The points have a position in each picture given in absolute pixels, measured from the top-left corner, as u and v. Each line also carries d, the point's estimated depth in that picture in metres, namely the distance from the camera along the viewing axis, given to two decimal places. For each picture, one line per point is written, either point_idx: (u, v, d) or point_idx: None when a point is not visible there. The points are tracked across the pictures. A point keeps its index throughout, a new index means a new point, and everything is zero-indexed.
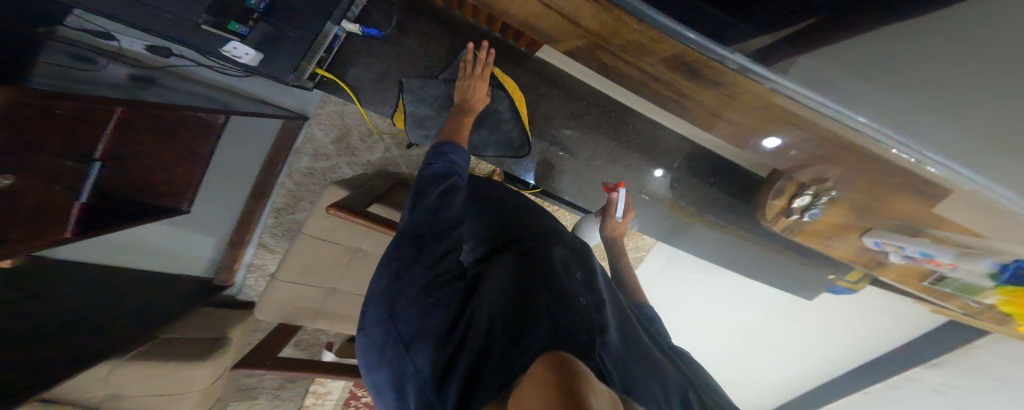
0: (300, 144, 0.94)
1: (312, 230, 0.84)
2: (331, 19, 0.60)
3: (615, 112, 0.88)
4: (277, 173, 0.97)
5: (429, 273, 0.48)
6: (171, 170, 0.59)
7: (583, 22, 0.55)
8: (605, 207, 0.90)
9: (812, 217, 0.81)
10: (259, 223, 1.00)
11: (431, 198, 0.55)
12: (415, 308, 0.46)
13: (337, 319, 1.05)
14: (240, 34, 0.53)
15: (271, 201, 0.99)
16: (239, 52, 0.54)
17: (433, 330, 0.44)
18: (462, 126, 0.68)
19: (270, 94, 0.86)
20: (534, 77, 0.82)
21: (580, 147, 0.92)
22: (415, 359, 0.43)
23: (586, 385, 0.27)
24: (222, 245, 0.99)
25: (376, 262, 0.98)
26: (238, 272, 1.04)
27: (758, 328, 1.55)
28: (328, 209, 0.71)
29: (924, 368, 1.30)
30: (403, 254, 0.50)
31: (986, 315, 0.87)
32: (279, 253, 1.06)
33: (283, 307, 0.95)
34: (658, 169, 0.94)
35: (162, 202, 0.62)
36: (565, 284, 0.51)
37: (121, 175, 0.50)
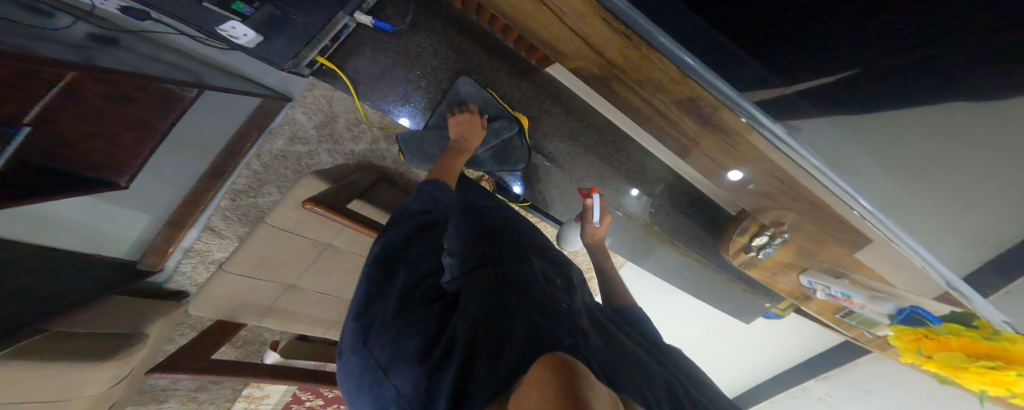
0: (277, 125, 0.85)
1: (278, 221, 0.75)
2: (345, 10, 0.55)
3: (611, 136, 0.93)
4: (244, 152, 0.86)
5: (405, 296, 0.46)
6: (115, 140, 0.50)
7: (606, 52, 0.57)
8: (582, 213, 0.92)
9: (767, 255, 0.89)
10: (211, 204, 0.88)
11: (410, 226, 0.54)
12: (390, 333, 0.42)
13: (291, 318, 0.96)
14: (241, 14, 0.43)
15: (230, 182, 0.88)
16: (237, 33, 0.45)
17: (414, 349, 0.40)
18: (452, 167, 0.67)
19: (252, 70, 0.78)
20: (538, 92, 0.84)
21: (573, 164, 0.94)
22: (395, 382, 0.38)
23: (587, 385, 0.27)
24: (157, 225, 0.85)
25: (345, 260, 0.91)
26: (171, 256, 0.91)
27: (701, 342, 1.71)
28: (304, 203, 0.66)
29: (817, 380, 1.51)
30: (376, 279, 0.48)
31: (874, 343, 1.03)
32: (230, 240, 0.96)
33: (233, 304, 0.84)
34: (632, 189, 0.99)
35: (94, 175, 0.51)
36: (547, 291, 0.51)
37: (51, 143, 0.41)
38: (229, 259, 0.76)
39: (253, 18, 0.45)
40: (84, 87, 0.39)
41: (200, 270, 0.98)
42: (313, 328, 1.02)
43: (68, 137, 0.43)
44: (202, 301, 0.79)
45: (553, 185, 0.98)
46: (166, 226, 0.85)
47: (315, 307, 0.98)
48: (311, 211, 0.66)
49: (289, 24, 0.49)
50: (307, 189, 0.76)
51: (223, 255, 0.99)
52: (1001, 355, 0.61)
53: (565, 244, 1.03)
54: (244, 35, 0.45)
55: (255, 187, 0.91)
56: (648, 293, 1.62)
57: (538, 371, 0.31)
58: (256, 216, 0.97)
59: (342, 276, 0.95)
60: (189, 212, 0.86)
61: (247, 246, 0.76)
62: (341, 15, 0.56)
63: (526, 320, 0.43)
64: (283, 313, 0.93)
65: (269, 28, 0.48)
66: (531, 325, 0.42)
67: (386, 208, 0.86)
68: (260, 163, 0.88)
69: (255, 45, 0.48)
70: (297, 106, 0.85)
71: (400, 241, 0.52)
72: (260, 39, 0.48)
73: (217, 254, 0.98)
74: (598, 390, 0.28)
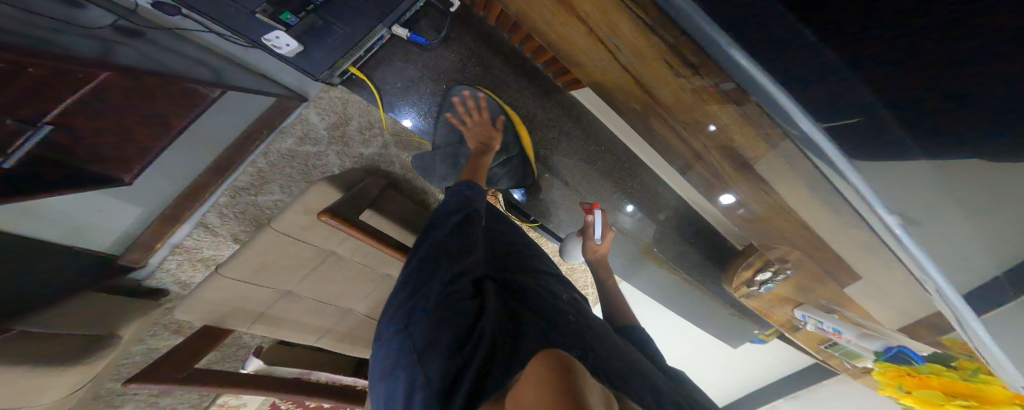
0: (289, 124, 0.84)
1: (284, 226, 0.73)
2: (384, 22, 0.59)
3: (626, 164, 0.96)
4: (251, 149, 0.82)
5: (444, 291, 0.49)
6: (136, 134, 0.51)
7: (659, 92, 0.59)
8: (584, 229, 0.92)
9: (767, 289, 0.90)
10: (209, 200, 0.83)
11: (448, 226, 0.59)
12: (430, 320, 0.46)
13: (281, 324, 0.92)
14: (287, 24, 0.47)
15: (232, 179, 0.83)
16: (280, 43, 0.47)
17: (446, 341, 0.43)
18: (485, 166, 0.72)
19: (271, 68, 0.78)
20: (562, 112, 0.89)
21: (585, 187, 0.96)
22: (426, 367, 0.41)
23: (579, 383, 0.30)
24: (149, 218, 0.79)
25: (345, 268, 0.89)
26: (158, 252, 0.85)
27: (684, 361, 1.75)
28: (319, 214, 0.66)
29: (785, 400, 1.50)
30: (413, 278, 0.52)
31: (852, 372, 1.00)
32: (222, 237, 0.92)
33: (223, 308, 0.79)
34: (628, 205, 0.99)
35: (108, 172, 0.50)
36: (565, 315, 0.55)
37: (69, 137, 0.42)
38: (225, 264, 0.73)
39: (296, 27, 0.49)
40: (104, 87, 0.41)
41: (186, 267, 0.92)
42: (304, 336, 0.97)
43: (84, 132, 0.43)
44: (187, 305, 0.74)
45: (559, 205, 0.97)
46: (155, 221, 0.79)
47: (308, 315, 0.94)
48: (326, 222, 0.66)
49: (328, 34, 0.53)
50: (317, 197, 0.74)
51: (214, 253, 0.94)
52: (974, 396, 0.53)
53: (565, 257, 1.01)
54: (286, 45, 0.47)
55: (258, 184, 0.87)
56: (641, 311, 1.66)
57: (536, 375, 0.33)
58: (255, 216, 0.92)
59: (339, 284, 0.91)
60: (184, 207, 0.80)
61: (248, 249, 0.73)
62: (380, 26, 0.60)
63: (540, 334, 0.47)
64: (274, 319, 0.89)
65: (305, 37, 0.50)
66: (545, 340, 0.45)
67: (397, 219, 0.85)
68: (266, 161, 0.85)
69: (294, 55, 0.50)
70: (312, 107, 0.85)
71: (446, 236, 0.57)
72: (299, 49, 0.49)
73: (207, 252, 0.93)
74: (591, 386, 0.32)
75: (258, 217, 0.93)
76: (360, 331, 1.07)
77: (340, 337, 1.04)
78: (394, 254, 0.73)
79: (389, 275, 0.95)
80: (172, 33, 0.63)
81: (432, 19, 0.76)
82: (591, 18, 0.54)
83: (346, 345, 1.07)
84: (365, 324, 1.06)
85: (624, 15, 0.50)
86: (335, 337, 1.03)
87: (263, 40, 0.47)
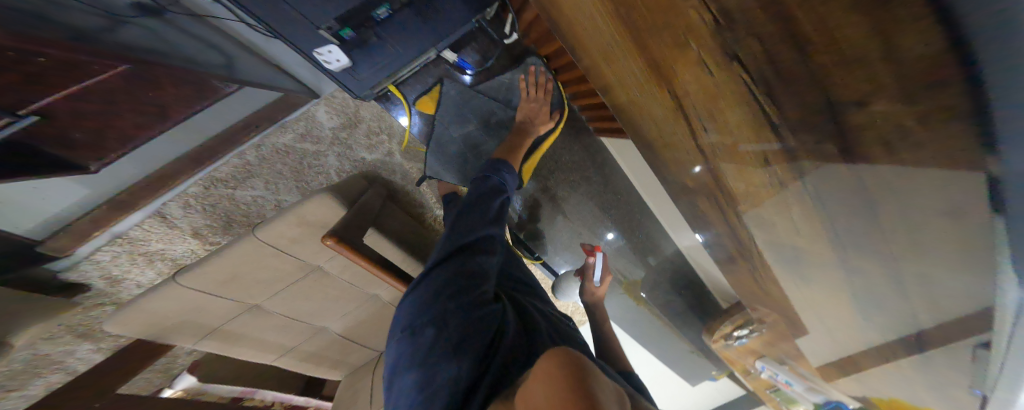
0: (292, 120, 0.80)
1: (270, 236, 0.74)
2: (434, 46, 0.65)
3: (637, 214, 1.00)
4: (245, 139, 0.76)
5: (480, 288, 0.50)
6: (136, 120, 0.56)
7: None
8: (584, 271, 0.94)
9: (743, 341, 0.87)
10: (177, 188, 0.73)
11: (492, 207, 0.58)
12: (464, 319, 0.46)
13: (236, 339, 0.90)
14: (342, 38, 0.53)
15: (212, 168, 0.75)
16: (331, 57, 0.54)
17: (478, 341, 0.46)
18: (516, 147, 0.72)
19: (290, 63, 0.81)
20: (584, 158, 0.97)
21: (587, 223, 1.05)
22: (457, 368, 0.42)
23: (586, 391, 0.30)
24: (93, 202, 0.66)
25: (328, 285, 0.91)
26: (91, 241, 0.70)
27: None
28: (323, 237, 0.66)
29: None
30: (453, 262, 0.50)
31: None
32: (179, 229, 0.79)
33: (171, 321, 0.76)
34: (609, 232, 1.05)
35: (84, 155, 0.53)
36: (560, 328, 0.63)
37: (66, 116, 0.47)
38: (186, 273, 0.71)
39: (349, 41, 0.55)
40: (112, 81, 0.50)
41: (122, 260, 0.77)
42: (262, 354, 0.99)
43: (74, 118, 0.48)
44: (125, 317, 0.70)
45: (555, 233, 1.06)
46: (103, 205, 0.65)
47: (271, 332, 0.94)
48: (329, 246, 0.67)
49: (377, 49, 0.59)
50: (315, 208, 0.75)
51: (164, 248, 0.81)
52: None
53: (561, 296, 1.06)
54: (336, 60, 0.54)
55: (240, 177, 0.79)
56: None
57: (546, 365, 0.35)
58: (226, 212, 0.82)
59: (316, 301, 0.93)
60: (146, 196, 0.68)
61: (221, 258, 0.72)
62: (431, 49, 0.65)
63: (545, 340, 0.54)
64: (229, 334, 0.88)
65: (355, 50, 0.56)
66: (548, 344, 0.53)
67: (391, 234, 0.89)
68: (256, 154, 0.79)
69: (341, 69, 0.56)
70: (322, 104, 0.82)
71: (488, 213, 0.57)
72: (347, 64, 0.56)
73: (156, 245, 0.79)
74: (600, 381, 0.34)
75: (231, 215, 0.83)
76: (325, 351, 1.12)
77: (304, 356, 1.08)
78: (385, 277, 0.74)
79: (375, 295, 1.02)
80: (198, 19, 0.70)
81: (481, 46, 0.75)
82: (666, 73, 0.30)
83: (308, 366, 1.12)
84: (330, 338, 1.08)
85: (745, 109, 0.27)
86: (299, 354, 1.06)
87: (317, 53, 0.53)
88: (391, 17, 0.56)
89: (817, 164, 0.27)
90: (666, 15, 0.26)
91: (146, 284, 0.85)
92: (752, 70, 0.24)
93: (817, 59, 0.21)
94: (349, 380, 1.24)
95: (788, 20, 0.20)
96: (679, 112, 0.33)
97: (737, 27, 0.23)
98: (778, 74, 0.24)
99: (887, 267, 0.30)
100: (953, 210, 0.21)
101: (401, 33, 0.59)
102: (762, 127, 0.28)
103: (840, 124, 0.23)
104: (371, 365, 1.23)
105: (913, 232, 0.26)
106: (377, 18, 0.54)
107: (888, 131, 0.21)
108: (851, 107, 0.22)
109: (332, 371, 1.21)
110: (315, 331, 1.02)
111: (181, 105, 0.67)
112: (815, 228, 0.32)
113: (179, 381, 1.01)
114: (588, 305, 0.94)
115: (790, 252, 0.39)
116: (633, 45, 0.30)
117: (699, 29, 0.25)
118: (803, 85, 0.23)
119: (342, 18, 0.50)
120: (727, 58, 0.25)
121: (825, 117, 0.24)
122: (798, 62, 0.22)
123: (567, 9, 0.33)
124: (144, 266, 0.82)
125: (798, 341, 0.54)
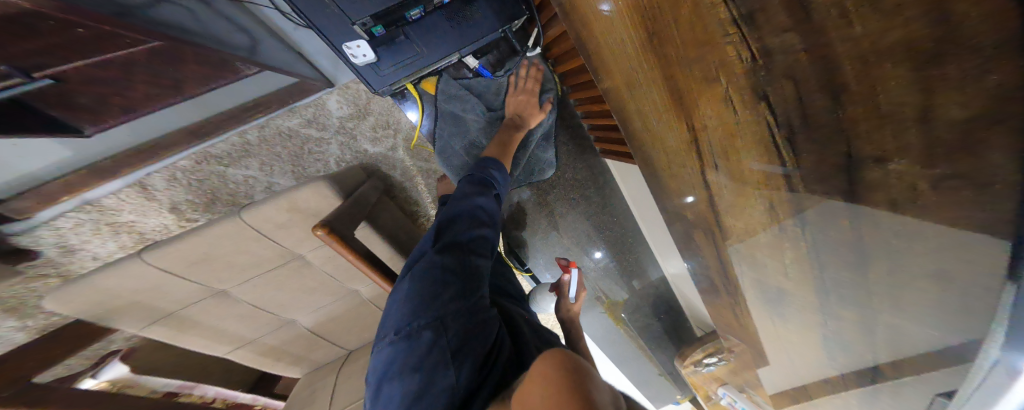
0: (303, 105, 0.79)
1: (255, 219, 0.71)
2: (460, 51, 0.66)
3: (629, 237, 1.10)
4: (249, 120, 0.74)
5: (477, 291, 0.53)
6: (147, 91, 0.60)
7: None
8: (560, 285, 0.92)
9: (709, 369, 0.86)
10: (167, 161, 0.71)
11: (486, 208, 0.62)
12: (462, 325, 0.49)
13: (188, 327, 0.85)
14: (372, 35, 0.57)
15: (208, 144, 0.73)
16: (359, 52, 0.57)
17: (479, 347, 0.48)
18: (508, 143, 0.73)
19: (314, 51, 0.80)
20: (587, 177, 1.02)
21: (580, 239, 1.08)
22: (459, 372, 0.45)
23: (586, 386, 0.34)
24: (71, 164, 0.63)
25: (306, 276, 0.88)
26: (57, 206, 0.66)
27: None
28: (314, 226, 0.65)
29: None
30: (450, 262, 0.53)
31: None
32: (153, 202, 0.75)
33: (120, 302, 0.72)
34: (598, 251, 1.10)
35: (85, 119, 0.57)
36: (549, 338, 0.68)
37: (84, 79, 0.51)
38: (152, 251, 0.68)
39: (377, 38, 0.58)
40: (137, 55, 0.54)
41: (83, 231, 0.73)
42: (214, 345, 0.93)
43: (83, 80, 0.51)
44: (70, 292, 0.66)
45: (545, 244, 1.08)
46: (82, 170, 0.63)
47: (230, 322, 0.89)
48: (319, 235, 0.65)
49: (403, 48, 0.62)
50: (308, 195, 0.73)
51: (134, 220, 0.76)
52: None
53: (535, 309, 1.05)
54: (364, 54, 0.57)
55: (235, 156, 0.78)
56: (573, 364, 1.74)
57: (541, 366, 0.38)
58: (213, 189, 0.80)
59: (288, 292, 0.90)
60: (129, 166, 0.66)
61: (193, 238, 0.69)
62: (455, 54, 0.67)
63: (536, 350, 0.58)
64: (183, 321, 0.83)
65: (382, 47, 0.60)
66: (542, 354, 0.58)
67: (383, 229, 0.88)
68: (258, 135, 0.78)
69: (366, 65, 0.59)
70: (335, 93, 0.82)
71: (480, 218, 0.60)
72: (373, 61, 0.59)
73: (127, 216, 0.75)
74: (598, 383, 0.36)
75: (216, 192, 0.80)
76: (288, 346, 1.06)
77: (262, 350, 1.03)
78: (372, 275, 0.72)
79: (355, 291, 0.99)
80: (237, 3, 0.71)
81: (501, 54, 0.80)
82: (690, 104, 0.31)
83: (265, 360, 1.07)
84: (296, 332, 1.03)
85: (762, 148, 0.28)
86: (257, 347, 1.01)
87: (346, 48, 0.56)
88: (421, 18, 0.60)
89: (820, 204, 0.27)
90: (702, 46, 0.26)
91: (103, 256, 0.79)
92: (776, 111, 0.24)
93: (849, 110, 0.20)
94: (308, 378, 1.18)
95: (830, 65, 0.20)
96: (694, 144, 0.34)
97: (773, 66, 0.23)
98: (804, 119, 0.23)
99: (864, 318, 0.32)
100: (918, 267, 0.23)
101: (428, 35, 0.62)
102: (777, 168, 0.28)
103: (856, 177, 0.23)
104: (335, 364, 1.17)
105: (897, 288, 0.26)
106: (409, 18, 0.58)
107: (883, 204, 0.22)
108: (868, 163, 0.21)
109: (291, 368, 1.15)
110: (281, 324, 0.98)
111: (195, 82, 0.66)
112: (804, 272, 0.35)
113: (105, 371, 0.90)
114: (562, 321, 0.90)
115: (775, 292, 0.42)
116: (661, 71, 0.30)
117: (733, 64, 0.25)
118: (826, 133, 0.22)
119: (376, 17, 0.54)
120: (755, 98, 0.25)
121: (843, 171, 0.23)
122: (828, 108, 0.21)
123: (598, 31, 0.33)
124: (107, 238, 0.76)
125: (761, 371, 0.58)
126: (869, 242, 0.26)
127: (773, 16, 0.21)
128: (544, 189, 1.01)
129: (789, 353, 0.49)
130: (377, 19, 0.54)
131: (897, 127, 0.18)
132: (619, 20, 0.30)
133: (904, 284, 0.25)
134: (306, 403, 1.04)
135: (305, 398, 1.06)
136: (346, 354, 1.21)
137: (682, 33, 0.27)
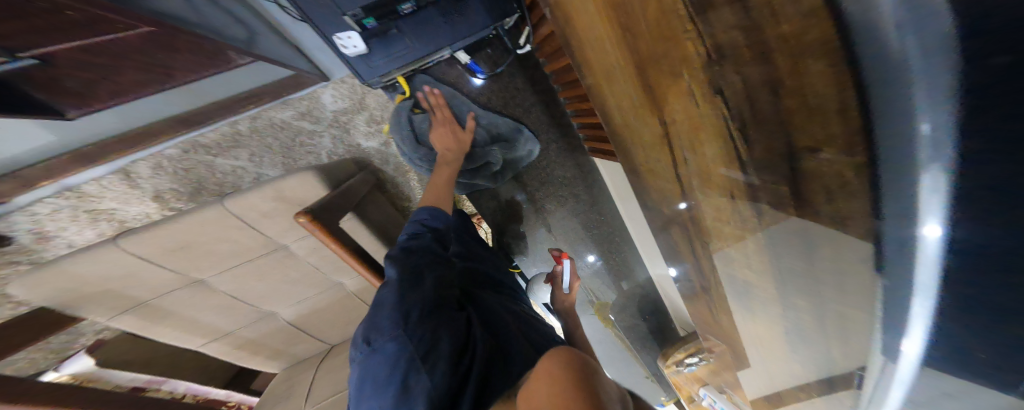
0: (296, 98, 0.79)
1: (239, 206, 0.72)
2: (450, 45, 0.68)
3: (617, 238, 1.12)
4: (242, 111, 0.74)
5: (433, 296, 0.54)
6: (139, 77, 0.61)
7: None
8: (553, 276, 0.94)
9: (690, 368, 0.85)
10: (154, 149, 0.71)
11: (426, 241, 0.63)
12: (428, 328, 0.50)
13: (162, 318, 0.84)
14: (364, 27, 0.58)
15: (199, 133, 0.74)
16: (350, 43, 0.59)
17: (449, 349, 0.49)
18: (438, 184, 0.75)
19: (313, 47, 0.81)
20: (576, 174, 1.03)
21: (569, 237, 1.10)
22: (432, 376, 0.46)
23: (595, 384, 0.36)
24: (55, 152, 0.64)
25: (290, 267, 0.88)
26: (36, 191, 0.66)
27: None
28: (297, 213, 0.65)
29: None
30: (402, 283, 0.53)
31: None
32: (134, 190, 0.75)
33: (92, 289, 0.71)
34: (590, 254, 1.13)
35: (68, 101, 0.57)
36: (541, 326, 0.68)
37: (74, 64, 0.52)
38: (132, 237, 0.68)
39: (368, 30, 0.59)
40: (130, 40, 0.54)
41: (60, 217, 0.72)
42: (189, 337, 0.92)
43: (64, 64, 0.51)
44: (41, 279, 0.66)
45: (533, 241, 1.10)
46: (65, 155, 0.64)
47: (208, 313, 0.89)
48: (302, 223, 0.65)
49: (394, 41, 0.63)
50: (295, 184, 0.74)
51: (116, 207, 0.76)
52: None
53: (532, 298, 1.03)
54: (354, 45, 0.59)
55: (224, 146, 0.78)
56: None
57: (548, 365, 0.40)
58: (200, 179, 0.80)
59: (271, 283, 0.89)
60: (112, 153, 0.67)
61: (174, 225, 0.70)
62: (445, 49, 0.68)
63: (519, 336, 0.59)
64: (158, 311, 0.82)
65: (373, 40, 0.62)
66: (525, 340, 0.59)
67: (372, 223, 0.89)
68: (249, 125, 0.78)
69: (356, 55, 0.61)
70: (330, 87, 0.82)
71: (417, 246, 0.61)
72: (363, 52, 0.61)
73: (108, 203, 0.75)
74: (605, 381, 0.37)
75: (203, 181, 0.80)
76: (268, 339, 1.06)
77: (240, 343, 1.02)
78: (357, 266, 0.73)
79: (340, 284, 0.99)
80: None
81: (494, 52, 0.83)
82: (658, 98, 0.32)
83: (244, 354, 1.06)
84: (276, 326, 1.03)
85: (719, 142, 0.30)
86: (234, 341, 1.00)
87: (337, 40, 0.58)
88: (415, 11, 0.61)
89: (769, 198, 0.30)
90: (666, 42, 0.28)
91: (79, 244, 0.78)
92: (730, 104, 0.26)
93: (786, 103, 0.22)
94: (287, 373, 1.17)
95: (769, 62, 0.22)
96: (664, 137, 0.35)
97: (726, 62, 0.25)
98: (754, 113, 0.25)
99: (817, 306, 0.34)
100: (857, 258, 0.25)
101: (418, 29, 0.64)
102: (734, 160, 0.30)
103: (798, 168, 0.24)
104: (317, 359, 1.17)
105: (841, 273, 0.28)
106: (402, 12, 0.60)
107: (820, 193, 0.24)
108: (806, 153, 0.23)
109: (270, 363, 1.14)
110: (262, 316, 0.98)
111: (186, 70, 0.66)
112: (765, 264, 0.37)
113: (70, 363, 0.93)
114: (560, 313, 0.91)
115: (742, 286, 0.44)
116: (634, 67, 0.32)
117: (693, 60, 0.26)
118: (772, 126, 0.25)
119: (368, 8, 0.56)
120: (712, 93, 0.27)
121: (787, 162, 0.25)
122: (770, 101, 0.23)
123: (578, 27, 0.35)
124: (85, 225, 0.76)
125: (738, 372, 0.58)
126: (818, 231, 0.27)
127: (722, 15, 0.23)
128: (533, 187, 1.03)
129: (758, 349, 0.50)
130: (369, 11, 0.56)
131: (823, 119, 0.21)
132: (594, 20, 0.33)
133: (847, 269, 0.27)
134: (283, 396, 1.03)
135: (282, 394, 1.05)
136: (328, 349, 1.20)
137: (649, 31, 0.29)
